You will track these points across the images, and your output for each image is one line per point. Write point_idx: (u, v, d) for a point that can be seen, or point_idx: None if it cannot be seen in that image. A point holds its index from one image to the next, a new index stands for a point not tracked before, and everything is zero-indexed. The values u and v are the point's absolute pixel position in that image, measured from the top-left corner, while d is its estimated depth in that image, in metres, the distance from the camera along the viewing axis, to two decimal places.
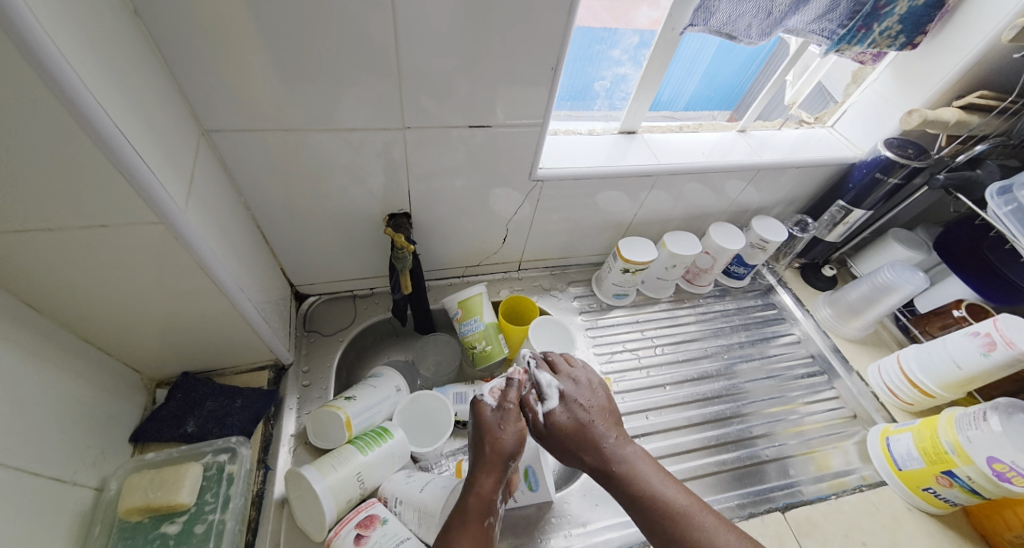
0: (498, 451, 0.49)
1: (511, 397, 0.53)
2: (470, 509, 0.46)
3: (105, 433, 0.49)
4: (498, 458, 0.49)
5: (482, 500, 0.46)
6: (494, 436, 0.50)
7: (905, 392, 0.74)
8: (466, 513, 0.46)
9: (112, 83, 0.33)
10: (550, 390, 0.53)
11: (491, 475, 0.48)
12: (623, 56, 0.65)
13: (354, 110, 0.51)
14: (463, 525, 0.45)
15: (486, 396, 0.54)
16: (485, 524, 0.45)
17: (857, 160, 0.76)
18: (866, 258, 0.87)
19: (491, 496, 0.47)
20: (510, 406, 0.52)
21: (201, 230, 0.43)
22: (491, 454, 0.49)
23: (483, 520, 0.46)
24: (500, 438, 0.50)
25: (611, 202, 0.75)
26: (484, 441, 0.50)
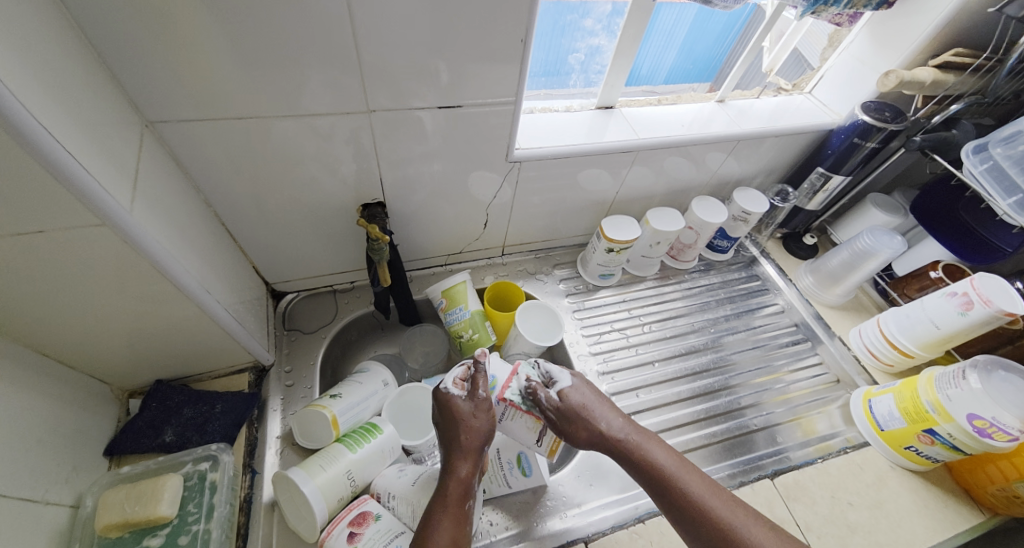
0: (472, 438, 0.50)
1: (479, 392, 0.51)
2: (450, 492, 0.47)
3: (76, 449, 0.47)
4: (475, 443, 0.50)
5: (462, 483, 0.48)
6: (468, 424, 0.50)
7: (885, 354, 0.75)
8: (447, 495, 0.47)
9: (34, 73, 0.30)
10: (559, 374, 0.56)
11: (467, 460, 0.49)
12: (596, 26, 0.63)
13: (315, 94, 0.48)
14: (445, 505, 0.46)
15: (452, 387, 0.52)
16: (466, 504, 0.47)
17: (835, 126, 0.76)
18: (845, 225, 0.88)
19: (469, 478, 0.49)
20: (482, 396, 0.51)
21: (153, 231, 0.40)
22: (466, 439, 0.50)
23: (465, 501, 0.47)
24: (475, 426, 0.50)
25: (592, 180, 0.73)
26: (458, 430, 0.50)
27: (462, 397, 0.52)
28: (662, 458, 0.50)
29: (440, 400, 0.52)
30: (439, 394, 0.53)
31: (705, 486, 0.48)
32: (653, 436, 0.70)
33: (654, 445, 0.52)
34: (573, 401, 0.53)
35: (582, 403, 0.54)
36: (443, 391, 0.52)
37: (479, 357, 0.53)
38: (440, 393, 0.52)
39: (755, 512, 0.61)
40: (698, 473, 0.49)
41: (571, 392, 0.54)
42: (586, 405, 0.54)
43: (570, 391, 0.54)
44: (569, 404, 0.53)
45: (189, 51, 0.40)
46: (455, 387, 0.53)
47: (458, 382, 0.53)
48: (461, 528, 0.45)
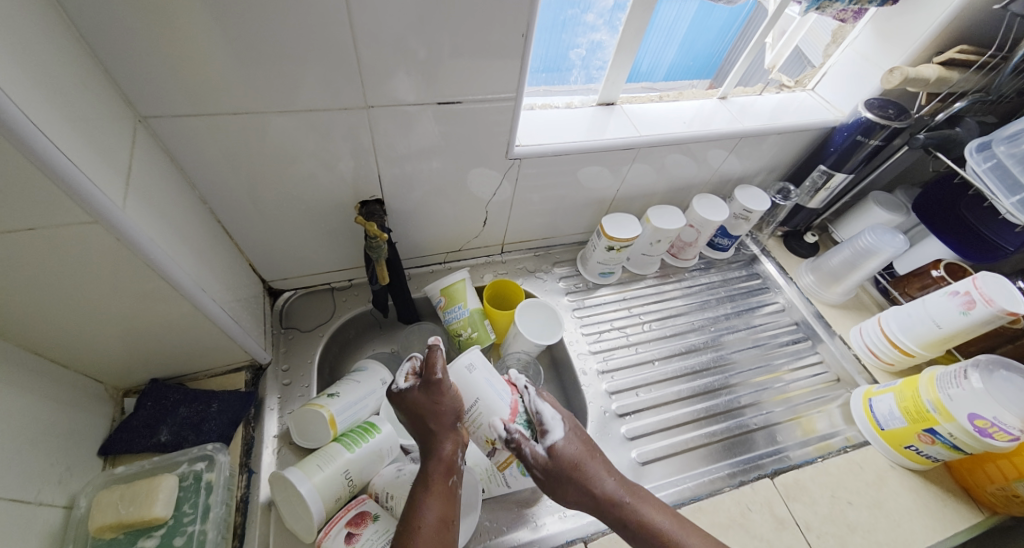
0: (442, 419, 0.49)
1: (436, 376, 0.49)
2: (432, 473, 0.47)
3: (70, 449, 0.46)
4: (446, 422, 0.49)
5: (443, 461, 0.48)
6: (434, 408, 0.49)
7: (885, 353, 0.75)
8: (429, 476, 0.47)
9: (24, 67, 0.29)
10: (551, 422, 0.51)
11: (444, 439, 0.49)
12: (598, 20, 0.62)
13: (313, 90, 0.47)
14: (428, 486, 0.47)
15: (401, 382, 0.52)
16: (450, 482, 0.48)
17: (838, 123, 0.75)
18: (847, 223, 0.87)
19: (450, 456, 0.48)
20: (436, 380, 0.49)
21: (147, 228, 0.40)
22: (436, 421, 0.49)
23: (448, 479, 0.48)
24: (442, 409, 0.49)
25: (592, 177, 0.73)
26: (426, 414, 0.49)
27: (415, 387, 0.51)
28: (661, 521, 0.49)
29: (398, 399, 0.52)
30: (394, 394, 0.52)
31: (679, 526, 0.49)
32: (653, 435, 0.69)
33: (647, 502, 0.51)
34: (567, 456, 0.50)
35: (578, 457, 0.51)
36: (397, 391, 0.52)
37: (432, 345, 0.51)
38: (395, 395, 0.52)
39: (755, 512, 0.61)
40: (676, 515, 0.50)
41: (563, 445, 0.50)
42: (581, 461, 0.51)
43: (562, 444, 0.50)
44: (562, 458, 0.50)
45: (184, 45, 0.39)
46: (405, 382, 0.52)
47: (410, 376, 0.52)
48: (447, 504, 0.46)
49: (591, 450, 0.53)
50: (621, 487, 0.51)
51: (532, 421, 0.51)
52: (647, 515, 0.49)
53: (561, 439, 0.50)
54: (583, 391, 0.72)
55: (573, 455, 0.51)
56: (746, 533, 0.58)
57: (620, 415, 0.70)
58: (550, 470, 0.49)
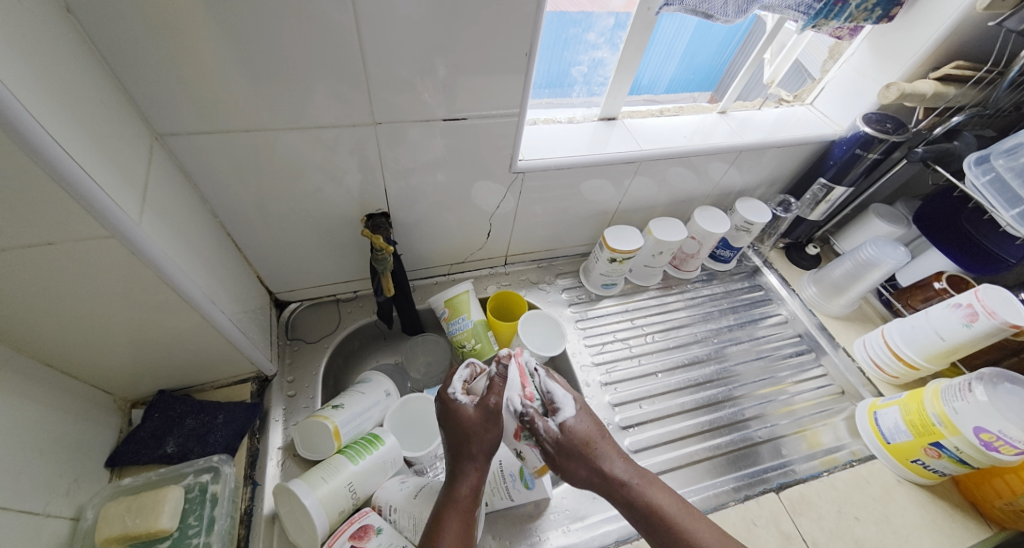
0: (480, 446, 0.51)
1: (494, 400, 0.51)
2: (458, 499, 0.48)
3: (78, 460, 0.47)
4: (483, 449, 0.51)
5: (469, 488, 0.49)
6: (478, 431, 0.51)
7: (889, 365, 0.75)
8: (455, 500, 0.48)
9: (48, 89, 0.30)
10: (562, 400, 0.52)
11: (474, 467, 0.50)
12: (599, 39, 0.63)
13: (322, 107, 0.48)
14: (453, 510, 0.47)
15: (460, 395, 0.54)
16: (473, 510, 0.48)
17: (837, 137, 0.76)
18: (849, 235, 0.88)
19: (475, 485, 0.50)
20: (492, 404, 0.51)
21: (160, 242, 0.41)
22: (474, 447, 0.51)
23: (471, 508, 0.48)
24: (482, 435, 0.51)
25: (594, 190, 0.74)
26: (466, 439, 0.51)
27: (471, 404, 0.53)
28: (667, 504, 0.49)
29: (449, 407, 0.53)
30: (447, 403, 0.54)
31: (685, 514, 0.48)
32: (658, 448, 0.69)
33: (655, 488, 0.50)
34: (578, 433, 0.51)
35: (588, 435, 0.51)
36: (453, 400, 0.53)
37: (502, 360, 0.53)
38: (449, 401, 0.54)
39: (760, 526, 0.60)
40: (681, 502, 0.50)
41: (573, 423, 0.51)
42: (593, 442, 0.51)
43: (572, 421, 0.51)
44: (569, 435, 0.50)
45: (199, 65, 0.41)
46: (463, 395, 0.54)
47: (469, 392, 0.54)
48: (467, 533, 0.46)
49: (603, 434, 0.53)
50: (631, 470, 0.51)
51: (544, 400, 0.52)
52: (656, 500, 0.49)
53: (571, 417, 0.52)
54: (587, 403, 0.72)
55: (584, 433, 0.51)
56: None
57: (624, 427, 0.70)
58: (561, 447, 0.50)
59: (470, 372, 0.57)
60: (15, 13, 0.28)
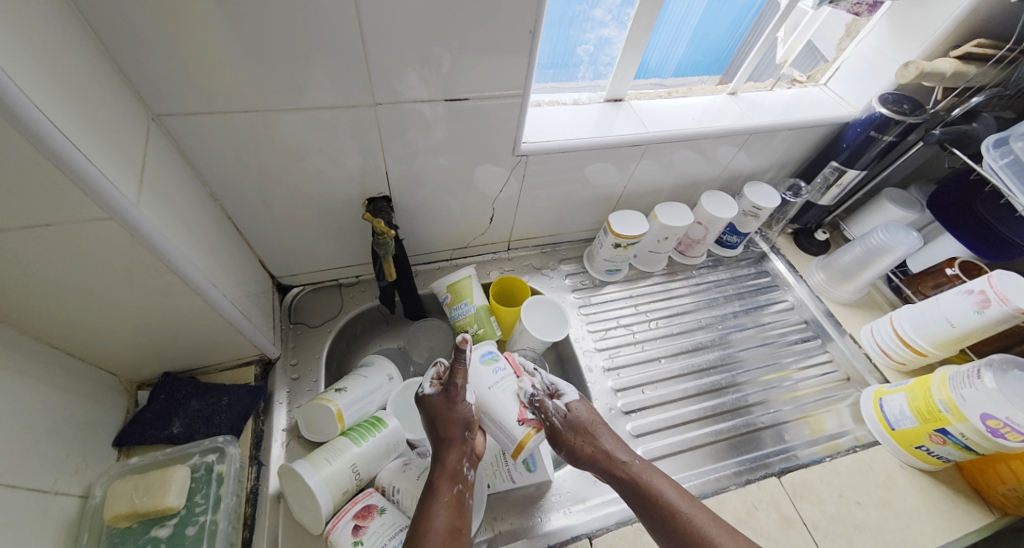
0: (452, 428, 0.50)
1: (458, 382, 0.52)
2: (439, 481, 0.48)
3: (85, 439, 0.47)
4: (456, 431, 0.50)
5: (448, 469, 0.49)
6: (449, 414, 0.51)
7: (897, 352, 0.74)
8: (435, 483, 0.48)
9: (40, 65, 0.29)
10: (561, 384, 0.55)
11: (452, 448, 0.50)
12: (606, 16, 0.61)
13: (321, 87, 0.47)
14: (435, 493, 0.47)
15: (427, 386, 0.54)
16: (457, 490, 0.48)
17: (851, 119, 0.74)
18: (859, 220, 0.86)
19: (456, 464, 0.49)
20: (456, 386, 0.51)
21: (160, 224, 0.41)
22: (446, 429, 0.50)
23: (455, 486, 0.48)
24: (453, 417, 0.50)
25: (599, 174, 0.72)
26: (440, 422, 0.51)
27: (439, 391, 0.52)
28: (667, 491, 0.48)
29: (421, 402, 0.54)
30: (419, 396, 0.54)
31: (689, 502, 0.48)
32: (660, 433, 0.69)
33: (660, 478, 0.50)
34: (580, 418, 0.53)
35: (591, 421, 0.53)
36: (421, 394, 0.54)
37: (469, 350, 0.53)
38: (419, 396, 0.54)
39: (761, 511, 0.60)
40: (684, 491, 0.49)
41: (575, 407, 0.54)
42: (592, 428, 0.53)
43: (577, 404, 0.54)
44: (575, 418, 0.53)
45: (194, 43, 0.40)
46: (430, 387, 0.54)
47: (435, 382, 0.54)
48: (454, 514, 0.46)
49: (607, 425, 0.54)
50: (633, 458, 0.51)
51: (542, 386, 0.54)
52: (657, 486, 0.49)
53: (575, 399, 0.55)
54: (589, 387, 0.72)
55: (584, 419, 0.53)
56: (752, 532, 0.58)
57: (625, 412, 0.70)
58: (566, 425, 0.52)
59: (436, 373, 0.55)
60: None
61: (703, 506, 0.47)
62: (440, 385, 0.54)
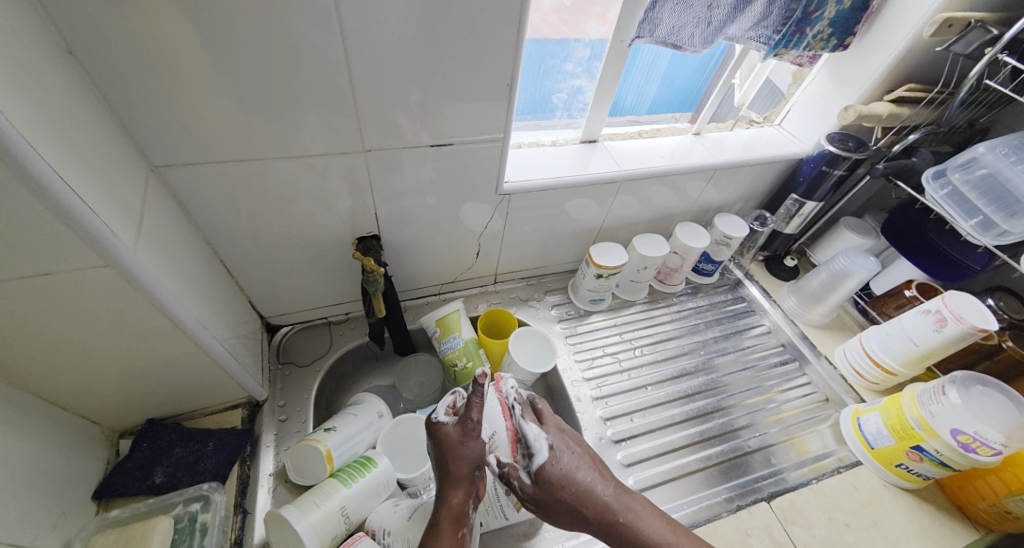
0: (462, 466, 0.51)
1: (474, 416, 0.52)
2: (443, 523, 0.48)
3: (66, 493, 0.46)
4: (467, 470, 0.51)
5: (454, 510, 0.49)
6: (460, 450, 0.51)
7: (869, 372, 0.77)
8: (440, 525, 0.48)
9: (52, 127, 0.32)
10: (538, 444, 0.52)
11: (458, 488, 0.50)
12: (576, 69, 0.67)
13: (314, 136, 0.50)
14: (439, 535, 0.47)
15: (442, 415, 0.53)
16: (461, 533, 0.48)
17: (805, 155, 0.81)
18: (823, 246, 0.92)
19: (460, 506, 0.49)
20: (473, 420, 0.52)
21: (156, 270, 0.42)
22: (457, 465, 0.51)
23: (459, 529, 0.48)
24: (465, 454, 0.51)
25: (579, 210, 0.76)
26: (450, 457, 0.51)
27: (452, 423, 0.53)
28: (655, 531, 0.50)
29: (432, 429, 0.53)
30: (430, 425, 0.53)
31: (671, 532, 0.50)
32: (648, 461, 0.70)
33: (646, 517, 0.51)
34: (555, 477, 0.51)
35: (568, 474, 0.51)
36: (434, 422, 0.53)
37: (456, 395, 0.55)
38: (432, 425, 0.53)
39: (753, 536, 0.61)
40: (669, 524, 0.51)
41: (550, 467, 0.51)
42: (575, 477, 0.51)
43: (549, 466, 0.51)
44: (549, 482, 0.50)
45: (196, 98, 0.42)
46: (445, 416, 0.53)
47: (450, 411, 0.54)
48: None
49: (585, 466, 0.53)
50: (618, 501, 0.51)
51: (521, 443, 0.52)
52: (644, 525, 0.50)
53: (548, 460, 0.51)
54: (579, 418, 0.73)
55: (562, 472, 0.51)
56: None
57: (616, 441, 0.71)
58: (541, 495, 0.50)
59: (453, 400, 0.55)
60: (20, 55, 0.29)
61: (689, 537, 0.50)
62: (455, 415, 0.54)
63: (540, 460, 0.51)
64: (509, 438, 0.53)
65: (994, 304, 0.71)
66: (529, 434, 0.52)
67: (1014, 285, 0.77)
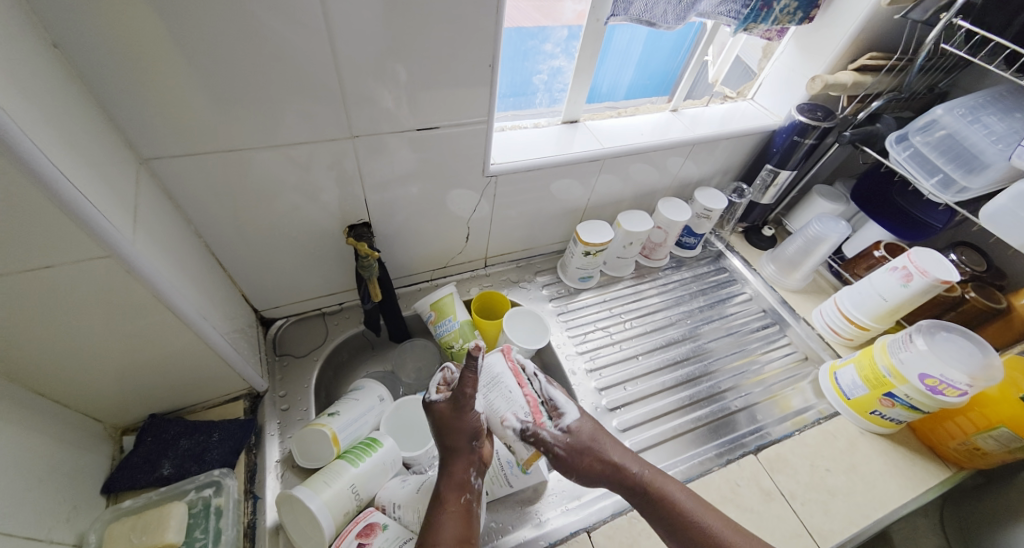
0: (460, 436, 0.53)
1: (468, 391, 0.55)
2: (446, 492, 0.51)
3: (76, 487, 0.46)
4: (465, 441, 0.53)
5: (456, 479, 0.51)
6: (456, 423, 0.54)
7: (844, 329, 0.82)
8: (444, 493, 0.50)
9: (45, 117, 0.32)
10: (565, 405, 0.56)
11: (459, 458, 0.53)
12: (555, 49, 0.68)
13: (302, 122, 0.50)
14: (444, 503, 0.49)
15: (435, 394, 0.57)
16: (464, 500, 0.50)
17: (777, 127, 0.84)
18: (798, 215, 0.96)
19: (462, 474, 0.52)
20: (467, 394, 0.54)
21: (155, 260, 0.42)
22: (454, 437, 0.54)
23: (462, 496, 0.50)
24: (460, 426, 0.54)
25: (564, 189, 0.78)
26: (447, 431, 0.54)
27: (444, 400, 0.56)
28: (680, 495, 0.52)
29: (428, 408, 0.57)
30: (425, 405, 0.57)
31: (697, 502, 0.52)
32: (643, 426, 0.73)
33: (669, 483, 0.53)
34: (582, 437, 0.55)
35: (592, 436, 0.55)
36: (429, 401, 0.57)
37: (446, 375, 0.59)
38: (427, 405, 0.57)
39: (743, 487, 0.64)
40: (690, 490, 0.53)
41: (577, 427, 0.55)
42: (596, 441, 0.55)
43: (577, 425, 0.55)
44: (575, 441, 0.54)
45: (182, 89, 0.43)
46: (437, 394, 0.57)
47: (441, 388, 0.58)
48: (461, 523, 0.48)
49: (607, 435, 0.57)
50: (641, 465, 0.54)
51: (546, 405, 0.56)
52: (669, 491, 0.52)
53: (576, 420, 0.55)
54: (574, 390, 0.75)
55: (587, 434, 0.55)
56: (737, 508, 0.62)
57: (610, 409, 0.74)
58: (569, 451, 0.53)
59: (444, 378, 0.59)
60: (7, 37, 0.29)
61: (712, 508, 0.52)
62: (446, 392, 0.58)
63: (569, 419, 0.55)
64: (532, 404, 0.54)
65: (957, 258, 0.76)
66: (556, 400, 0.57)
67: (974, 239, 0.82)
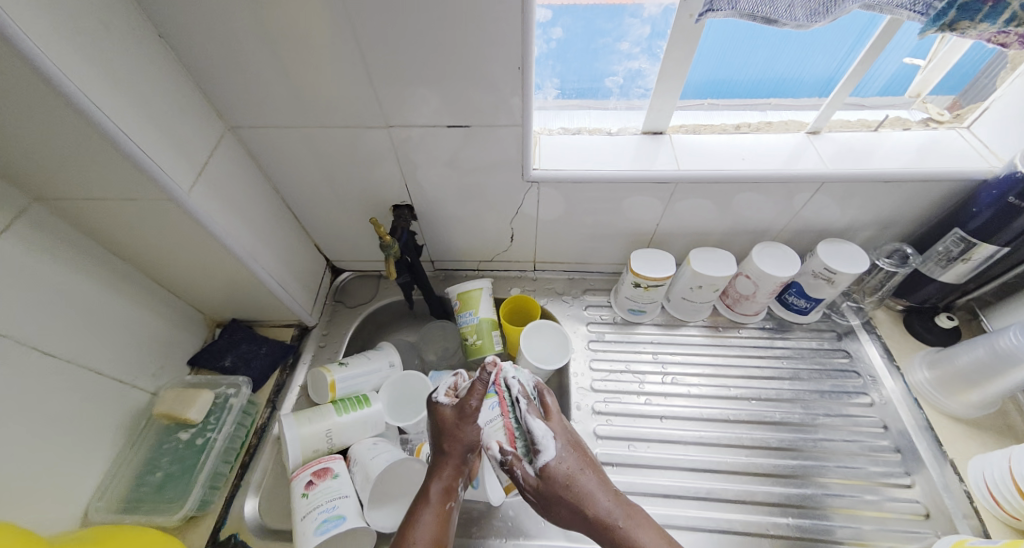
0: (456, 446, 0.54)
1: (472, 403, 0.55)
2: (433, 491, 0.51)
3: (167, 355, 0.65)
4: (458, 450, 0.54)
5: (443, 485, 0.52)
6: (455, 431, 0.55)
7: (1012, 502, 0.53)
8: (431, 495, 0.51)
9: (125, 96, 0.42)
10: (544, 440, 0.52)
11: (450, 465, 0.53)
12: (633, 48, 0.58)
13: (343, 110, 0.55)
14: (427, 502, 0.51)
15: (442, 396, 0.58)
16: (447, 507, 0.51)
17: (992, 177, 0.56)
18: (1006, 309, 0.64)
19: (450, 480, 0.52)
20: (470, 405, 0.55)
21: (210, 209, 0.53)
22: (451, 444, 0.54)
23: (448, 502, 0.51)
24: (460, 436, 0.54)
25: (639, 209, 0.68)
26: (445, 436, 0.55)
27: (451, 406, 0.57)
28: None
29: (433, 408, 0.58)
30: (431, 403, 0.58)
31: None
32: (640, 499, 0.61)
33: (644, 531, 0.48)
34: (558, 476, 0.50)
35: (570, 474, 0.51)
36: (435, 402, 0.57)
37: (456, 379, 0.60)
38: (431, 404, 0.58)
39: None
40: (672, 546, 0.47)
41: (553, 465, 0.51)
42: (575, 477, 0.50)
43: (552, 465, 0.51)
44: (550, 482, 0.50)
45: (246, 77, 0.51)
46: (445, 397, 0.58)
47: (451, 393, 0.59)
48: (440, 527, 0.49)
49: (590, 472, 0.52)
50: (617, 509, 0.49)
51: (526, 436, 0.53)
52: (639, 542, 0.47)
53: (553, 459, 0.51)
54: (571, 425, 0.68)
55: (564, 473, 0.51)
56: None
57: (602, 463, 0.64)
58: (540, 492, 0.50)
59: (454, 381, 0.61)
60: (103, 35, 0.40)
61: None
62: (453, 398, 0.58)
63: (545, 457, 0.51)
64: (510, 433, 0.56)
65: None
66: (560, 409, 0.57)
67: None
